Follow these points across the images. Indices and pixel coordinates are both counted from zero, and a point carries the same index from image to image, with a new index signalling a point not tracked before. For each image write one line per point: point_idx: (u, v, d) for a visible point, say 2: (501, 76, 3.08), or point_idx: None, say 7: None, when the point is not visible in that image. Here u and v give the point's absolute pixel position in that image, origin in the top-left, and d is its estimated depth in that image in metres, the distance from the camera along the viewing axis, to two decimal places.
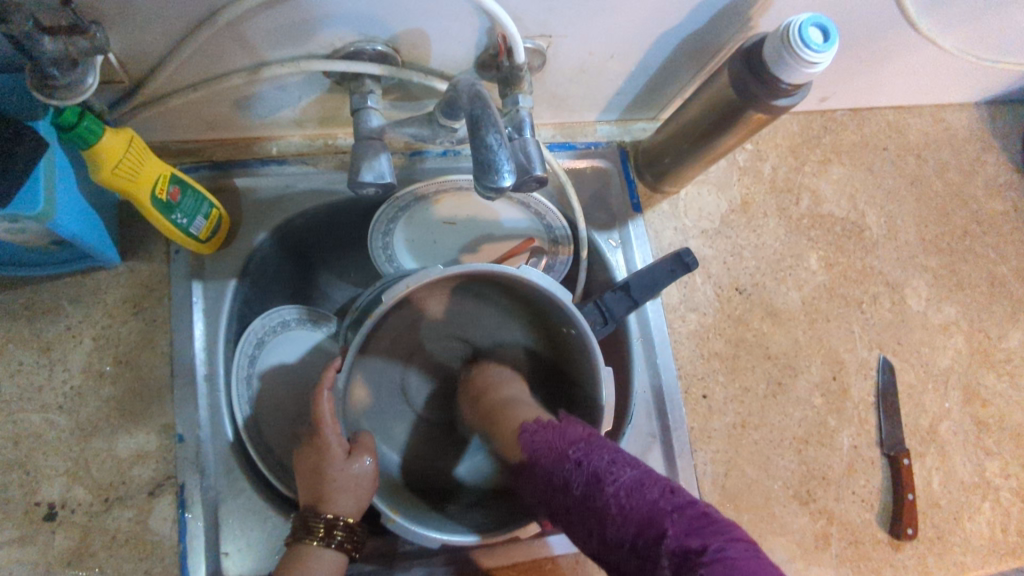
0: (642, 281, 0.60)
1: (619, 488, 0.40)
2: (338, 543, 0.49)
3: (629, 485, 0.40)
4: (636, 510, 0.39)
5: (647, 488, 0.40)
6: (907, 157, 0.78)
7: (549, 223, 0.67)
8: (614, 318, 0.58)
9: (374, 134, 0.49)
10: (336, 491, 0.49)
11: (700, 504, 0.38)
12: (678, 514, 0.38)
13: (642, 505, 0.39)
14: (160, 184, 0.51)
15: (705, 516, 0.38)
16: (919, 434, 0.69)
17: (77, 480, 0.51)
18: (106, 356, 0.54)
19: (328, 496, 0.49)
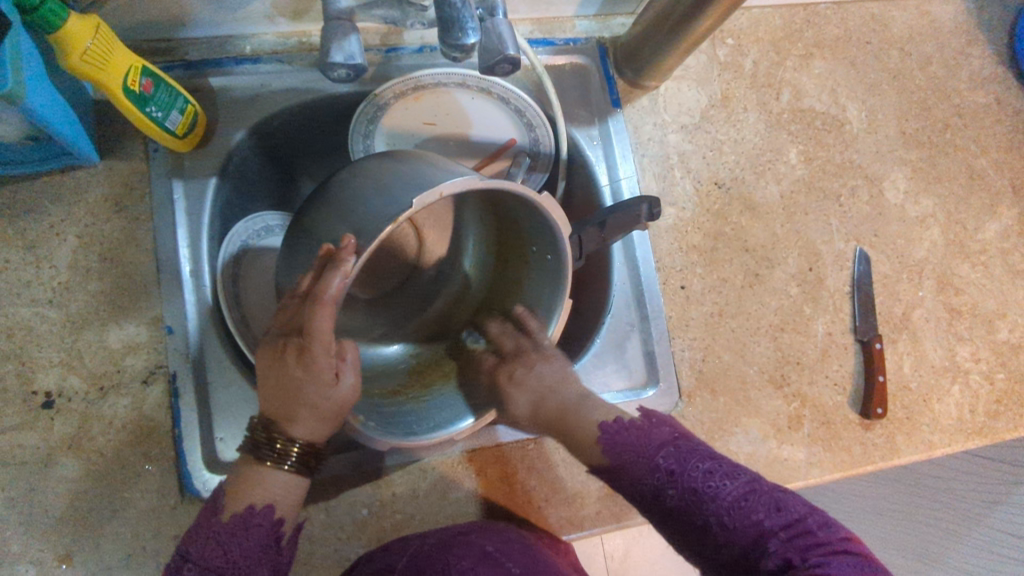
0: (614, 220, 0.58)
1: (720, 506, 0.44)
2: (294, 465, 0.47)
3: (731, 504, 0.44)
4: (743, 534, 0.43)
5: (751, 498, 0.44)
6: (891, 51, 0.77)
7: (535, 136, 0.67)
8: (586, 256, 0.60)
9: (343, 15, 0.48)
10: (308, 412, 0.46)
11: (804, 521, 0.43)
12: (788, 539, 0.42)
13: (747, 529, 0.43)
14: (132, 75, 0.50)
15: (808, 535, 0.42)
16: (892, 321, 0.71)
17: (72, 370, 0.53)
18: (91, 253, 0.55)
19: (297, 416, 0.46)
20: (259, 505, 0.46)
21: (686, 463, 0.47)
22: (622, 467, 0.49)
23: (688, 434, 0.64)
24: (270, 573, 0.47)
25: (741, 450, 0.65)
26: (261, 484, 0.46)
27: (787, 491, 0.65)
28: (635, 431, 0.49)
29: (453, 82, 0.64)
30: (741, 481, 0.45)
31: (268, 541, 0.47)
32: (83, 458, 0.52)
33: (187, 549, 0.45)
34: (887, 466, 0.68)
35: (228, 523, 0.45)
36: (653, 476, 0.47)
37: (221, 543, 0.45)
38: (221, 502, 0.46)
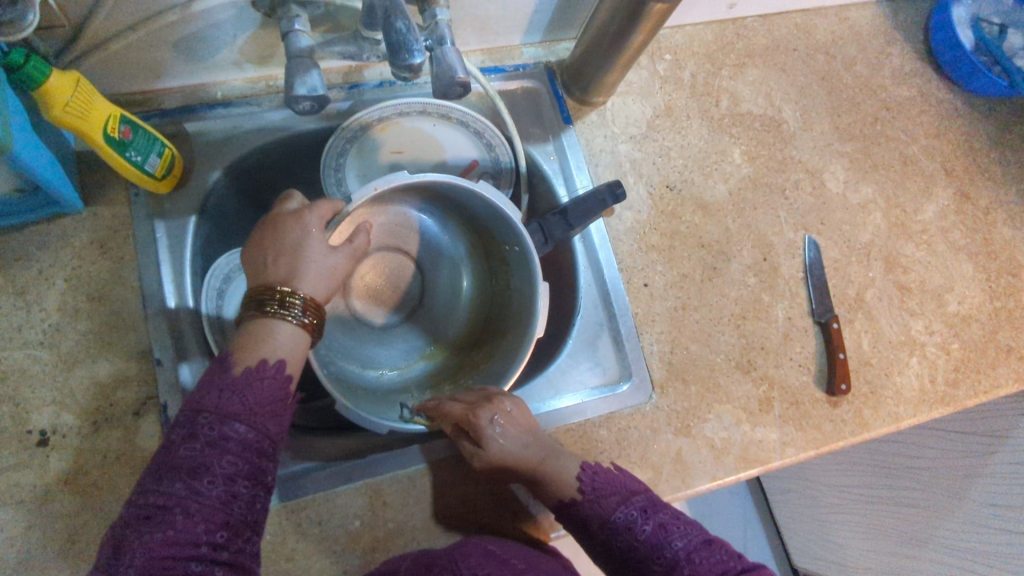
0: (579, 202, 0.65)
1: (688, 544, 0.54)
2: (298, 319, 0.48)
3: (700, 544, 0.54)
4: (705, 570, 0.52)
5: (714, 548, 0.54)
6: (817, 55, 0.83)
7: (495, 155, 0.71)
8: (553, 239, 0.65)
9: (304, 52, 0.53)
10: (310, 269, 0.50)
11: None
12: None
13: (708, 566, 0.52)
14: (111, 123, 0.54)
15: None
16: (846, 302, 0.75)
17: (65, 407, 0.55)
18: (79, 294, 0.58)
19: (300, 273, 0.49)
20: (271, 360, 0.46)
21: (658, 509, 0.56)
22: (603, 513, 0.56)
23: (665, 424, 0.66)
24: (278, 428, 0.46)
25: (717, 436, 0.67)
26: (269, 337, 0.47)
27: (765, 471, 0.68)
28: (614, 478, 0.58)
29: (415, 112, 0.69)
30: (700, 532, 0.56)
31: (278, 393, 0.46)
32: (79, 492, 0.53)
33: (201, 401, 0.43)
34: (858, 440, 0.71)
35: (239, 376, 0.44)
36: (627, 510, 0.55)
37: (235, 392, 0.44)
38: (229, 358, 0.45)
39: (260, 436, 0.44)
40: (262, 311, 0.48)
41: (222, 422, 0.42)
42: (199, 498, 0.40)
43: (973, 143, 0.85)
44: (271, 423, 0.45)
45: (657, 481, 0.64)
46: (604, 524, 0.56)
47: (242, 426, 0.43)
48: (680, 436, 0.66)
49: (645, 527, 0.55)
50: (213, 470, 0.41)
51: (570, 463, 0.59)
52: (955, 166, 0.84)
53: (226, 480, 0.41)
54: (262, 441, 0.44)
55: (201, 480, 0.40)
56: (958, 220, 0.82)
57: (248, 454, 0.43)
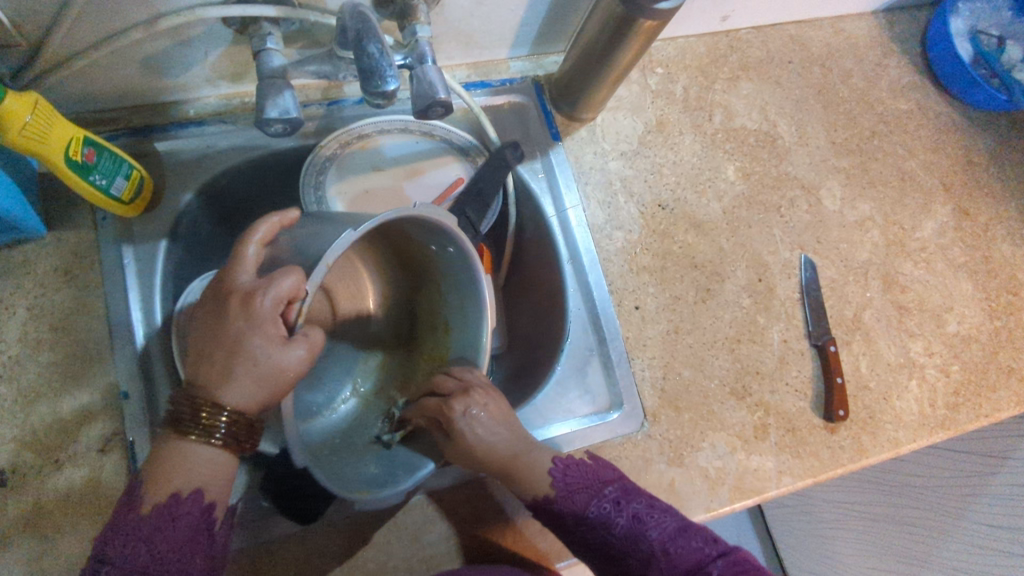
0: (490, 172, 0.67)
1: (664, 534, 0.52)
2: (221, 440, 0.43)
3: (676, 534, 0.52)
4: (683, 561, 0.51)
5: (692, 535, 0.53)
6: (813, 68, 0.81)
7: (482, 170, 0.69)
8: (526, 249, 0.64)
9: (277, 73, 0.50)
10: (248, 374, 0.42)
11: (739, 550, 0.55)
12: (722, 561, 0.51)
13: (686, 558, 0.51)
14: (73, 146, 0.51)
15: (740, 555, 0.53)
16: (843, 323, 0.73)
17: (25, 445, 0.52)
18: (42, 325, 0.55)
19: (234, 377, 0.42)
20: (185, 492, 0.43)
21: (631, 498, 0.54)
22: (576, 507, 0.53)
23: (657, 453, 0.64)
24: (203, 559, 0.44)
25: (710, 465, 0.65)
26: (184, 465, 0.43)
27: (760, 502, 0.66)
28: (585, 469, 0.55)
29: (397, 129, 0.67)
30: (676, 518, 0.54)
31: (202, 526, 0.43)
32: (39, 536, 0.51)
33: (106, 553, 0.40)
34: (857, 467, 0.69)
35: (149, 519, 0.41)
36: (600, 505, 0.53)
37: (145, 540, 0.41)
38: (136, 498, 0.42)
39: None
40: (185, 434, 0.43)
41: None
42: None
43: (972, 157, 0.83)
44: (194, 560, 0.43)
45: None
46: (579, 520, 0.53)
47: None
48: (673, 466, 0.64)
49: (620, 520, 0.53)
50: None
51: (543, 457, 0.55)
52: (954, 182, 0.82)
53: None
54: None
55: None
56: (957, 237, 0.80)
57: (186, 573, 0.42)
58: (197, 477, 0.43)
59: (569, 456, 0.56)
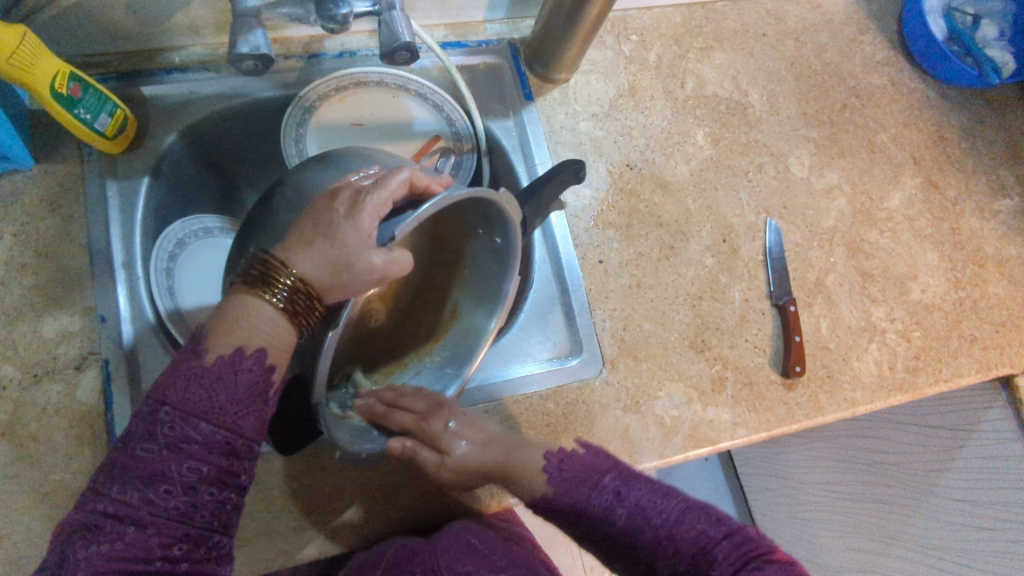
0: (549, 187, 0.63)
1: (663, 520, 0.49)
2: (282, 303, 0.44)
3: (676, 513, 0.49)
4: (687, 543, 0.48)
5: (690, 514, 0.49)
6: (788, 41, 0.83)
7: (456, 128, 0.72)
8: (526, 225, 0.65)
9: (249, 12, 0.53)
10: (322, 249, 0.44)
11: (742, 531, 0.49)
12: (727, 543, 0.47)
13: (689, 538, 0.48)
14: (59, 79, 0.54)
15: (744, 539, 0.48)
16: (806, 286, 0.75)
17: (6, 359, 0.56)
18: (27, 249, 0.58)
19: (312, 244, 0.45)
20: (248, 349, 0.44)
21: (631, 485, 0.52)
22: (576, 504, 0.52)
23: (614, 399, 0.66)
24: (253, 426, 0.45)
25: (667, 414, 0.67)
26: (246, 318, 0.44)
27: (714, 452, 0.67)
28: (582, 461, 0.54)
29: (372, 82, 0.69)
30: (675, 500, 0.50)
31: (251, 390, 0.45)
32: (16, 443, 0.54)
33: (165, 392, 0.42)
34: (812, 424, 0.71)
35: (211, 368, 0.43)
36: (599, 498, 0.51)
37: (205, 388, 0.43)
38: (203, 344, 0.44)
39: (229, 436, 0.44)
40: (256, 289, 0.45)
41: (185, 421, 0.42)
42: (155, 510, 0.41)
43: (943, 133, 0.84)
44: (244, 423, 0.44)
45: None
46: (582, 517, 0.52)
47: (206, 427, 0.43)
48: (629, 412, 0.66)
49: (620, 511, 0.50)
50: (171, 476, 0.41)
51: (537, 453, 0.55)
52: (925, 156, 0.83)
53: (186, 488, 0.42)
54: (233, 441, 0.44)
55: (158, 488, 0.41)
56: (925, 209, 0.81)
57: (214, 457, 0.43)
58: (259, 339, 0.45)
59: (561, 449, 0.55)
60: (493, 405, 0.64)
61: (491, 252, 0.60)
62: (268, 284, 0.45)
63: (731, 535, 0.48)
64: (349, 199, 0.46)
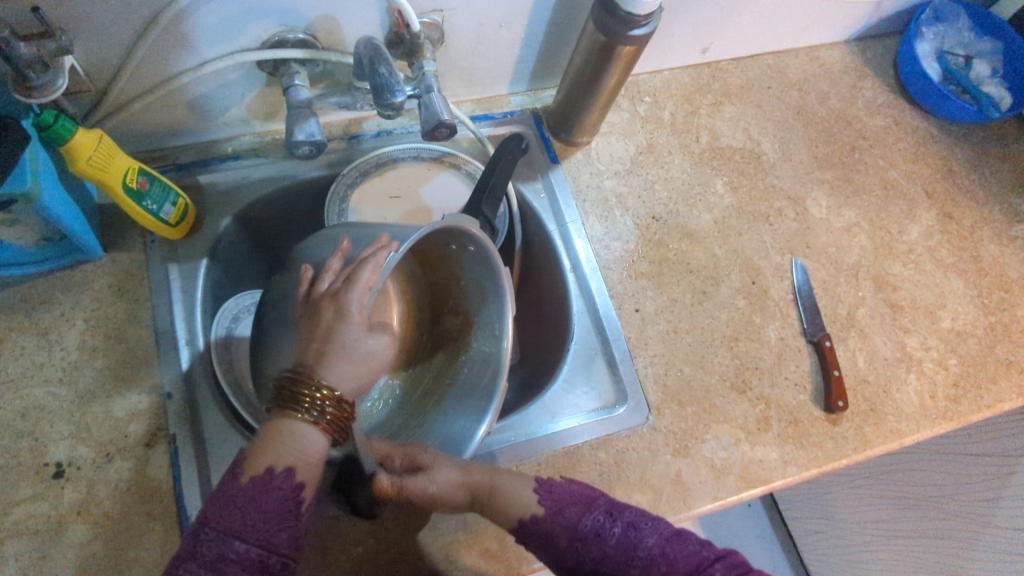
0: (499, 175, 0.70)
1: (659, 540, 0.50)
2: (320, 420, 0.44)
3: (670, 537, 0.51)
4: (682, 563, 0.49)
5: (684, 538, 0.51)
6: (792, 92, 0.88)
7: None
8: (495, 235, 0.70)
9: (303, 104, 0.58)
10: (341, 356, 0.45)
11: (732, 555, 0.50)
12: (720, 565, 0.49)
13: (684, 559, 0.49)
14: (129, 175, 0.59)
15: (738, 564, 0.49)
16: (838, 321, 0.76)
17: (81, 440, 0.58)
18: (98, 334, 0.61)
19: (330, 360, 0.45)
20: (280, 467, 0.42)
21: (623, 511, 0.52)
22: (568, 525, 0.51)
23: (663, 444, 0.67)
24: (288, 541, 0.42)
25: (716, 456, 0.67)
26: (289, 440, 0.43)
27: (767, 492, 0.68)
28: (572, 487, 0.54)
29: (409, 157, 0.75)
30: (666, 525, 0.52)
31: (287, 507, 0.42)
32: (91, 522, 0.55)
33: (206, 513, 0.41)
34: (861, 458, 0.71)
35: (247, 486, 0.41)
36: (594, 520, 0.51)
37: (240, 507, 0.41)
38: (241, 465, 0.43)
39: (264, 553, 0.41)
40: (290, 411, 0.44)
41: (224, 541, 0.40)
42: None
43: (951, 166, 0.88)
44: (278, 539, 0.41)
45: (659, 502, 0.64)
46: (574, 538, 0.51)
47: (242, 545, 0.40)
48: (679, 457, 0.67)
49: (614, 531, 0.51)
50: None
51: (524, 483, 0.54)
52: (936, 189, 0.86)
53: None
54: (266, 559, 0.41)
55: None
56: (943, 239, 0.84)
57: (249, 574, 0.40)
58: (290, 456, 0.43)
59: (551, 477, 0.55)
60: (546, 456, 0.65)
61: (472, 260, 0.61)
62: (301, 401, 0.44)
63: (722, 558, 0.50)
64: (334, 302, 0.47)
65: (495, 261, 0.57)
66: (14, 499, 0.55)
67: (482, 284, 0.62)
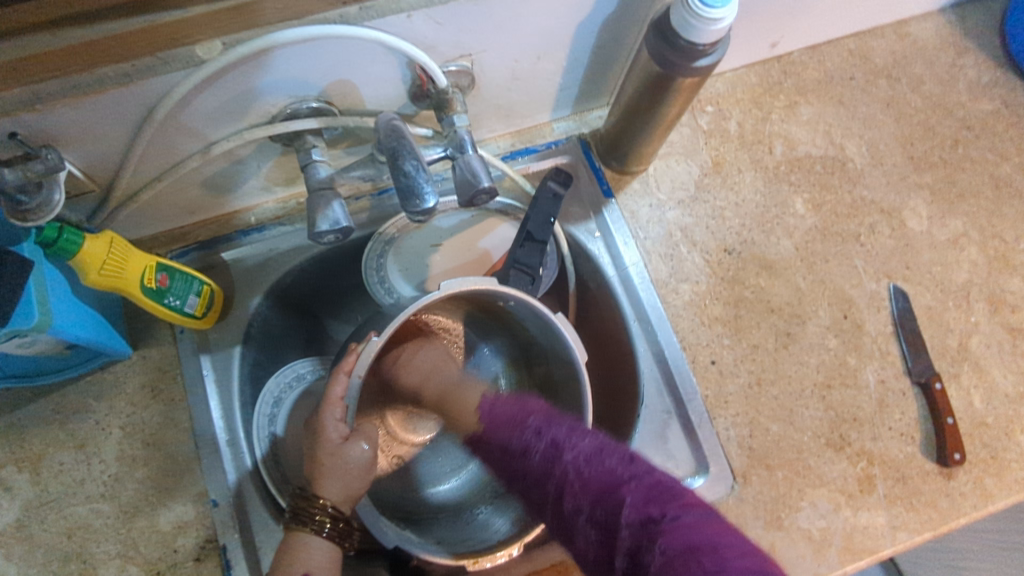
0: (538, 216, 0.63)
1: (577, 454, 0.46)
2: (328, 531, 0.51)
3: (590, 455, 0.46)
4: (595, 480, 0.44)
5: (605, 454, 0.46)
6: (879, 80, 0.76)
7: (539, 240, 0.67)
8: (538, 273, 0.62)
9: (323, 185, 0.52)
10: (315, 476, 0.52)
11: (652, 471, 0.44)
12: (634, 482, 0.43)
13: (597, 476, 0.44)
14: (148, 273, 0.54)
15: (656, 482, 0.43)
16: (948, 355, 0.67)
17: (129, 559, 0.55)
18: (135, 441, 0.58)
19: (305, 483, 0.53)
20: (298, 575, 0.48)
21: (551, 425, 0.51)
22: (501, 441, 0.53)
23: (752, 517, 0.60)
24: None
25: (814, 526, 0.60)
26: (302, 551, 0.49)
27: (875, 562, 0.60)
28: (515, 407, 0.56)
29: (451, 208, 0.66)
30: (593, 440, 0.48)
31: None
32: None
33: None
34: (983, 515, 0.62)
35: None
36: (520, 435, 0.52)
37: None
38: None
39: None
40: (302, 525, 0.50)
41: None
42: None
43: None
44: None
45: None
46: (506, 452, 0.52)
47: None
48: (770, 529, 0.60)
49: (537, 448, 0.49)
50: None
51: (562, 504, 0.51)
52: None
53: None
54: None
55: None
56: None
57: None
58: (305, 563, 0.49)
59: (503, 397, 0.59)
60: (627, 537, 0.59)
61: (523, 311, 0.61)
62: (312, 517, 0.51)
63: (653, 485, 0.42)
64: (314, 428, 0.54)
65: (534, 301, 0.55)
66: None
67: (543, 328, 0.61)
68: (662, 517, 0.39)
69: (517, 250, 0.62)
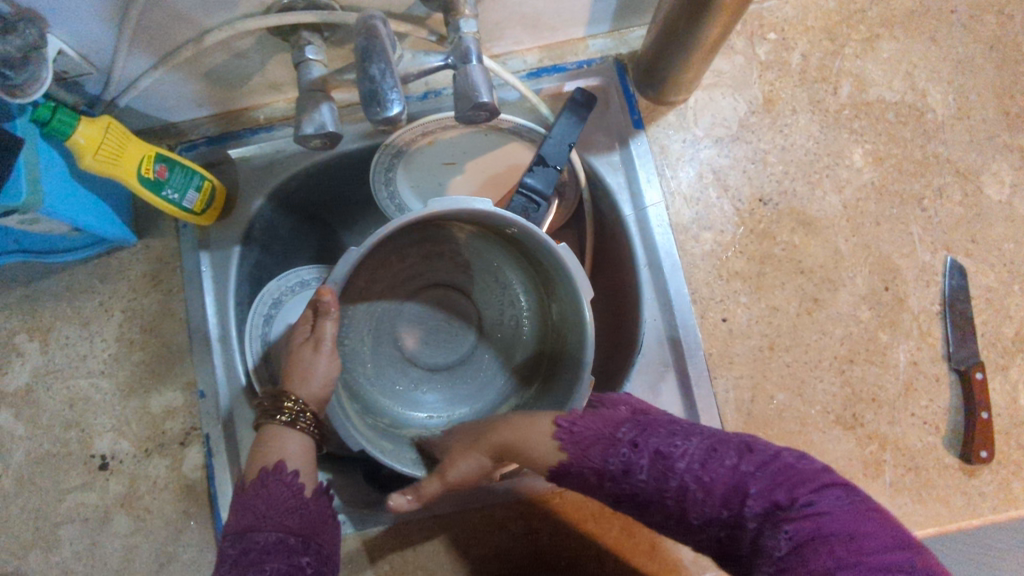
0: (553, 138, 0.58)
1: (692, 462, 0.42)
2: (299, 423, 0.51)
3: (703, 457, 0.42)
4: (718, 484, 0.40)
5: (721, 452, 0.42)
6: (986, 16, 0.64)
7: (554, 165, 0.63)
8: (544, 197, 0.59)
9: (315, 86, 0.49)
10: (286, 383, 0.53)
11: (780, 457, 0.40)
12: (761, 473, 0.40)
13: (722, 479, 0.41)
14: (145, 163, 0.54)
15: (787, 469, 0.39)
16: (999, 343, 0.59)
17: (122, 434, 0.58)
18: (135, 326, 0.60)
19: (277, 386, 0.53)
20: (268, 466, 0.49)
21: (648, 431, 0.45)
22: (596, 466, 0.46)
23: None
24: (303, 523, 0.48)
25: None
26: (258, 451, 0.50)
27: None
28: (594, 420, 0.48)
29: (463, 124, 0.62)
30: (698, 440, 0.43)
31: (290, 496, 0.48)
32: (133, 515, 0.57)
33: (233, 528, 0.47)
34: (1000, 518, 0.57)
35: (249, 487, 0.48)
36: (616, 452, 0.45)
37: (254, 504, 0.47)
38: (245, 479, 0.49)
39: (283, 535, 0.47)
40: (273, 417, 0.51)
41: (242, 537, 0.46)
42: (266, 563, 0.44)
43: None
44: (290, 521, 0.47)
45: None
46: (602, 478, 0.45)
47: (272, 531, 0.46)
48: None
49: (641, 463, 0.44)
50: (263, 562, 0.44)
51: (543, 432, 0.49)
52: None
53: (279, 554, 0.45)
54: (286, 539, 0.47)
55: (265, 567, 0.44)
56: None
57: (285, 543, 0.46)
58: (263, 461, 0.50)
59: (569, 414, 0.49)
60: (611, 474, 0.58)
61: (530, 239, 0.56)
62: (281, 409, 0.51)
63: (766, 469, 0.40)
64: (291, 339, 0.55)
65: (535, 228, 0.51)
66: (66, 487, 0.57)
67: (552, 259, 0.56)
68: (792, 504, 0.37)
69: (527, 176, 0.59)
